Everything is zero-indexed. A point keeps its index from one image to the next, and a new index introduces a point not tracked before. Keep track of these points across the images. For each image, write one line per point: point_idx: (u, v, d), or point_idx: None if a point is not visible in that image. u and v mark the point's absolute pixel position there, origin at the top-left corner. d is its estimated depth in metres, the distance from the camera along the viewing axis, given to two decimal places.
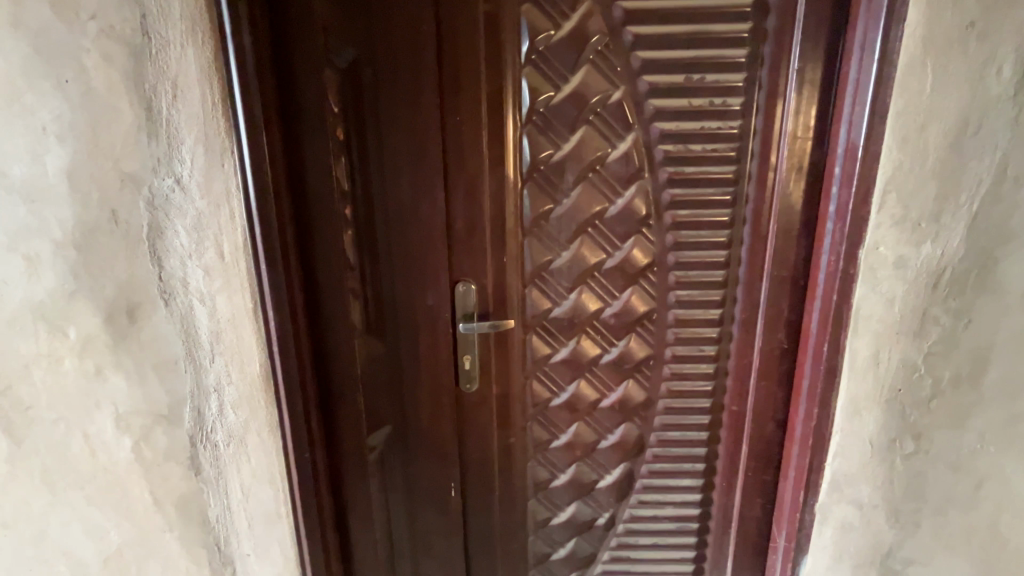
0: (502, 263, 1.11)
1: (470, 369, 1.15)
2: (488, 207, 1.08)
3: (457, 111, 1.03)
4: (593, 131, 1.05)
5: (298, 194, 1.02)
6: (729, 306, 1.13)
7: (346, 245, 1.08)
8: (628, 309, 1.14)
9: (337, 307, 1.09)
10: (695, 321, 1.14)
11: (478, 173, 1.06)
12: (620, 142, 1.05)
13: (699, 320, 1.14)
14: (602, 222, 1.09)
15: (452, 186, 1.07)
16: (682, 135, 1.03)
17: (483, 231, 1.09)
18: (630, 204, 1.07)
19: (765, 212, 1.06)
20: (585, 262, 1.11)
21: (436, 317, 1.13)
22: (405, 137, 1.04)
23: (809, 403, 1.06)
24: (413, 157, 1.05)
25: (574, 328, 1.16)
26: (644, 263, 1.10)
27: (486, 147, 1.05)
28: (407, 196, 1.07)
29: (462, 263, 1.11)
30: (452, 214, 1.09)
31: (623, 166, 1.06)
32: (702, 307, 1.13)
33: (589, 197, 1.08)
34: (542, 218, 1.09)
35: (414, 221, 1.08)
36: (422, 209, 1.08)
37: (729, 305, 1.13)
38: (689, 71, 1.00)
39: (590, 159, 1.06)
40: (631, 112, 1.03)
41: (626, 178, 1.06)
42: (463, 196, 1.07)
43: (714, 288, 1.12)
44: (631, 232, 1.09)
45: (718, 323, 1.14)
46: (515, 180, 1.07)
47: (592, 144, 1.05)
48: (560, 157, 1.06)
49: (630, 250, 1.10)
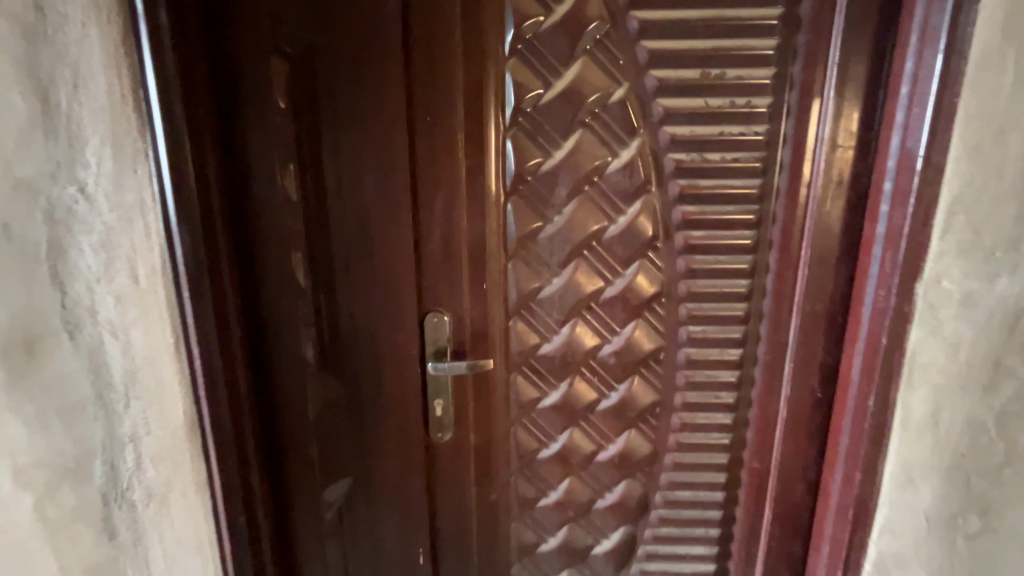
0: (483, 291, 0.94)
1: (442, 416, 0.98)
2: (464, 225, 0.91)
3: (430, 113, 0.87)
4: (591, 137, 0.88)
5: (238, 207, 0.86)
6: (751, 345, 0.94)
7: (295, 267, 0.91)
8: (632, 347, 0.95)
9: (284, 340, 0.93)
10: (711, 364, 0.95)
11: (453, 185, 0.89)
12: (623, 149, 0.88)
13: (715, 362, 0.95)
14: (600, 245, 0.92)
15: (421, 201, 0.90)
16: (698, 141, 0.86)
17: (460, 254, 0.92)
18: (634, 223, 0.90)
19: (797, 234, 0.88)
20: (581, 291, 0.93)
21: (402, 354, 0.96)
22: (366, 142, 0.87)
23: (850, 467, 0.88)
24: (376, 166, 0.88)
25: (567, 368, 0.97)
26: (650, 293, 0.92)
27: (462, 155, 0.88)
28: (367, 211, 0.90)
29: (434, 290, 0.94)
30: (421, 234, 0.92)
31: (626, 179, 0.88)
32: (720, 347, 0.94)
33: (585, 214, 0.90)
34: (530, 238, 0.92)
35: (377, 242, 0.91)
36: (386, 228, 0.91)
37: (751, 344, 0.94)
38: (707, 66, 0.83)
39: (587, 169, 0.89)
40: (637, 115, 0.86)
41: (630, 193, 0.89)
42: (438, 213, 0.91)
43: (734, 324, 0.93)
44: (635, 256, 0.91)
45: (738, 366, 0.95)
46: (497, 193, 0.90)
47: (590, 152, 0.88)
48: (551, 167, 0.89)
49: (633, 277, 0.92)
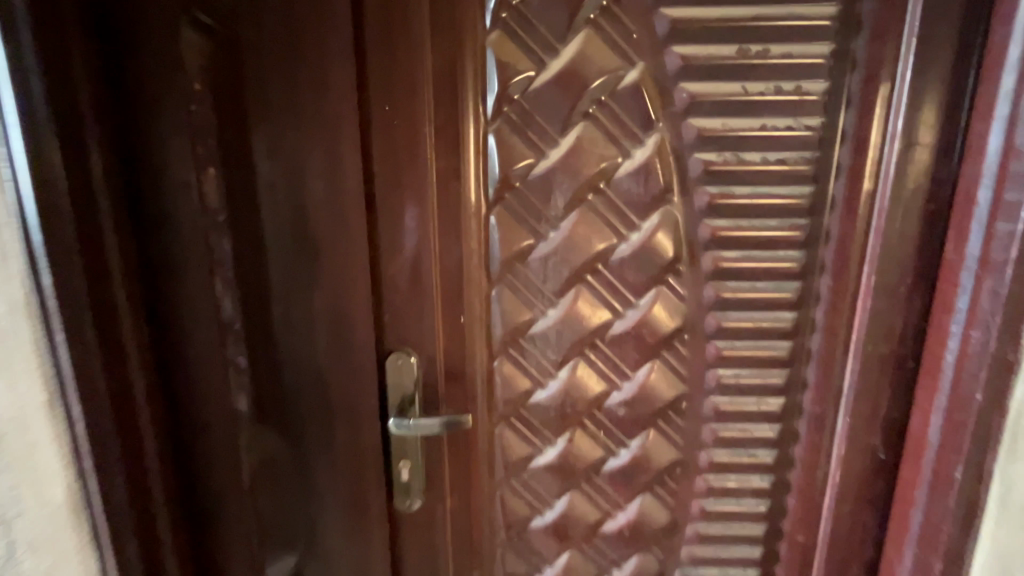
0: (460, 324, 0.75)
1: (409, 481, 0.79)
2: (435, 244, 0.72)
3: (389, 102, 0.68)
4: (595, 133, 0.68)
5: (143, 217, 0.67)
6: (795, 393, 0.75)
7: (221, 294, 0.71)
8: (647, 395, 0.76)
9: (209, 389, 0.72)
10: (745, 415, 0.76)
11: (419, 193, 0.70)
12: (636, 149, 0.68)
13: (750, 414, 0.76)
14: (606, 269, 0.72)
15: (380, 213, 0.71)
16: (733, 139, 0.67)
17: (430, 279, 0.73)
18: (650, 242, 0.71)
19: (857, 256, 0.69)
20: (582, 326, 0.74)
21: (359, 403, 0.77)
22: (308, 139, 0.70)
23: (925, 553, 0.69)
24: (320, 169, 0.70)
25: (565, 420, 0.78)
26: (670, 329, 0.73)
27: (431, 156, 0.69)
28: (310, 226, 0.72)
29: (397, 324, 0.75)
30: (378, 254, 0.73)
31: (639, 186, 0.69)
32: (756, 395, 0.75)
33: (588, 231, 0.71)
34: (518, 260, 0.73)
35: (324, 264, 0.73)
36: (330, 246, 0.72)
37: (795, 393, 0.75)
38: (745, 41, 0.64)
39: (590, 174, 0.69)
40: (654, 104, 0.66)
41: (645, 202, 0.69)
42: (402, 228, 0.72)
43: (774, 367, 0.74)
44: (651, 283, 0.72)
45: (779, 419, 0.76)
46: (477, 203, 0.71)
47: (593, 152, 0.68)
48: (544, 170, 0.69)
49: (648, 308, 0.73)
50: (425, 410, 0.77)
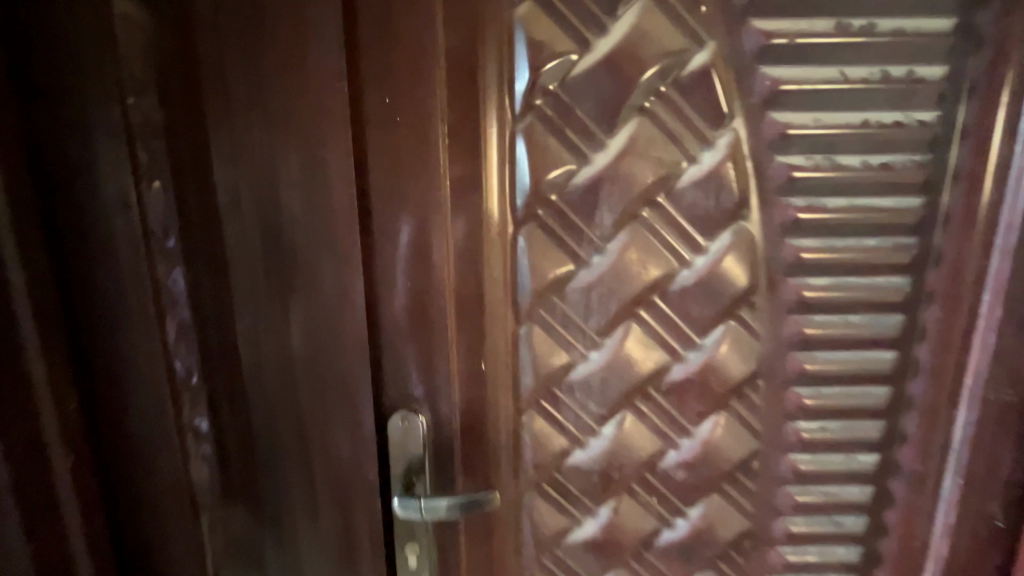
0: (480, 373, 0.60)
1: (416, 568, 0.63)
2: (448, 275, 0.57)
3: (390, 94, 0.52)
4: (652, 132, 0.54)
5: (64, 243, 0.51)
6: (892, 449, 0.61)
7: (171, 340, 0.56)
8: (710, 454, 0.62)
9: (158, 462, 0.57)
10: (829, 477, 0.62)
11: (428, 211, 0.55)
12: (703, 152, 0.54)
13: (836, 475, 0.62)
14: (663, 302, 0.58)
15: (377, 237, 0.56)
16: (827, 138, 0.53)
17: (442, 318, 0.58)
18: (718, 269, 0.57)
19: (974, 283, 0.56)
20: (632, 371, 0.60)
21: (353, 481, 0.61)
22: (283, 142, 0.53)
23: None
24: (300, 181, 0.54)
25: (610, 486, 0.63)
26: (741, 374, 0.59)
27: (444, 163, 0.54)
28: (288, 254, 0.56)
29: (400, 375, 0.59)
30: (376, 290, 0.57)
31: (707, 199, 0.55)
32: (844, 452, 0.62)
33: (641, 255, 0.57)
34: (553, 292, 0.58)
35: (306, 304, 0.57)
36: (315, 282, 0.56)
37: (892, 448, 0.61)
38: (845, 14, 0.50)
39: (644, 184, 0.55)
40: (727, 95, 0.52)
41: (713, 219, 0.55)
42: (403, 256, 0.56)
43: (867, 418, 0.60)
44: (719, 319, 0.58)
45: (871, 479, 0.62)
46: (501, 222, 0.56)
47: (649, 156, 0.54)
48: (587, 180, 0.55)
49: (715, 349, 0.59)
50: (436, 481, 0.61)
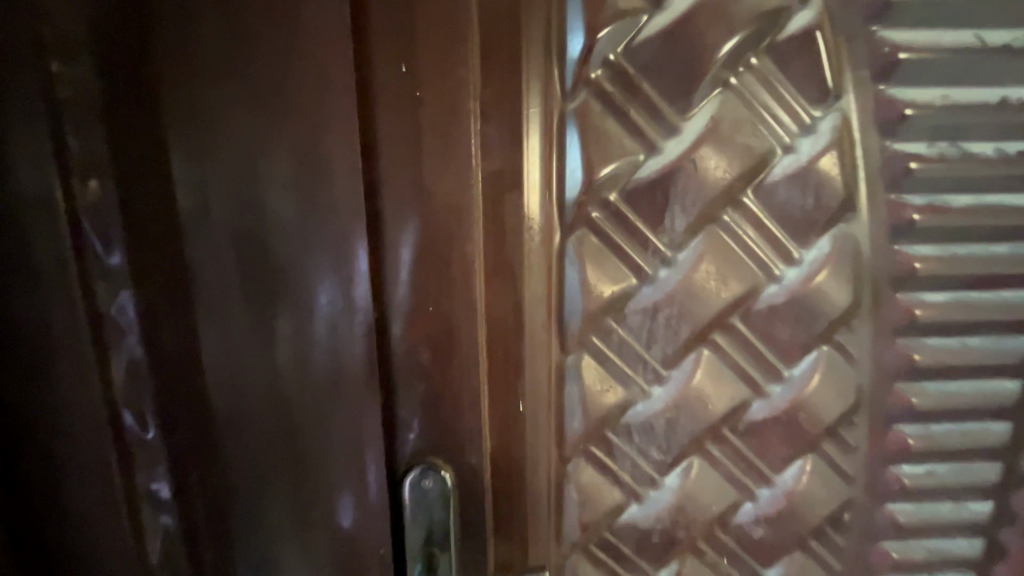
0: (518, 414, 0.48)
1: None
2: (481, 294, 0.45)
3: (408, 59, 0.40)
4: (737, 112, 0.43)
5: None
6: (1005, 493, 0.52)
7: (116, 392, 0.41)
8: (795, 507, 0.51)
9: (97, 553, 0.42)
10: (933, 530, 0.52)
11: (456, 215, 0.43)
12: (801, 140, 0.43)
13: (940, 527, 0.52)
14: (745, 326, 0.47)
15: (392, 246, 0.43)
16: (952, 117, 0.43)
17: (474, 349, 0.45)
18: (814, 285, 0.46)
19: None
20: (705, 411, 0.48)
21: (361, 566, 0.47)
22: (268, 121, 0.39)
23: None
24: (291, 173, 0.40)
25: (673, 547, 0.52)
26: (836, 411, 0.48)
27: (476, 153, 0.43)
28: (279, 273, 0.41)
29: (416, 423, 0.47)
30: (388, 314, 0.44)
31: (804, 197, 0.44)
32: (951, 498, 0.51)
33: (719, 267, 0.45)
34: (610, 314, 0.46)
35: (306, 338, 0.43)
36: (315, 307, 0.42)
37: (1005, 492, 0.52)
38: None
39: (726, 179, 0.44)
40: (831, 68, 0.42)
41: (807, 223, 0.45)
42: (426, 270, 0.44)
43: (978, 457, 0.51)
44: (812, 345, 0.47)
45: (981, 529, 0.52)
46: (546, 226, 0.45)
47: (733, 143, 0.43)
48: (654, 174, 0.44)
49: (805, 382, 0.48)
50: (462, 550, 0.49)
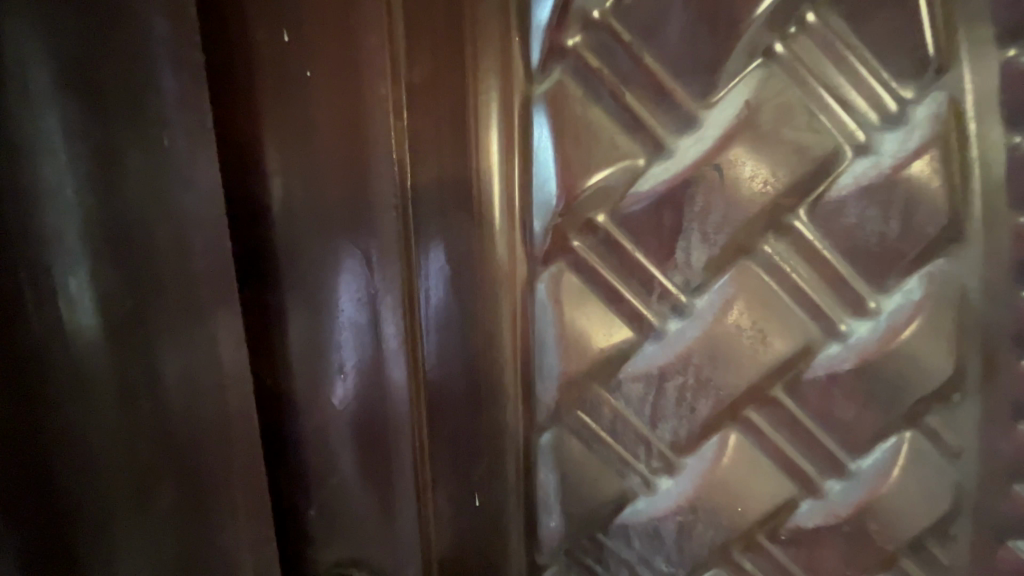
0: (472, 509, 0.36)
1: None
2: (421, 353, 0.33)
3: (293, 29, 0.28)
4: (787, 94, 0.29)
5: None
6: None
7: None
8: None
9: None
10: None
11: (373, 245, 0.30)
12: (881, 135, 0.29)
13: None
14: (790, 400, 0.33)
15: (284, 295, 0.31)
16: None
17: (404, 428, 0.33)
18: (894, 346, 0.32)
19: None
20: (732, 512, 0.35)
21: None
22: (49, 160, 0.23)
23: None
24: (105, 244, 0.25)
25: None
26: (921, 521, 0.34)
27: (400, 155, 0.29)
28: (74, 425, 0.24)
29: (326, 524, 0.35)
30: (285, 383, 0.32)
31: (882, 219, 0.30)
32: None
33: (754, 319, 0.32)
34: (598, 379, 0.34)
35: (137, 510, 0.26)
36: (154, 449, 0.26)
37: None
38: None
39: (767, 194, 0.30)
40: (932, 28, 0.29)
41: (886, 258, 0.31)
42: (335, 326, 0.32)
43: None
44: (888, 427, 0.33)
45: None
46: (510, 257, 0.32)
47: (778, 142, 0.30)
48: (661, 186, 0.30)
49: (876, 480, 0.34)
50: None
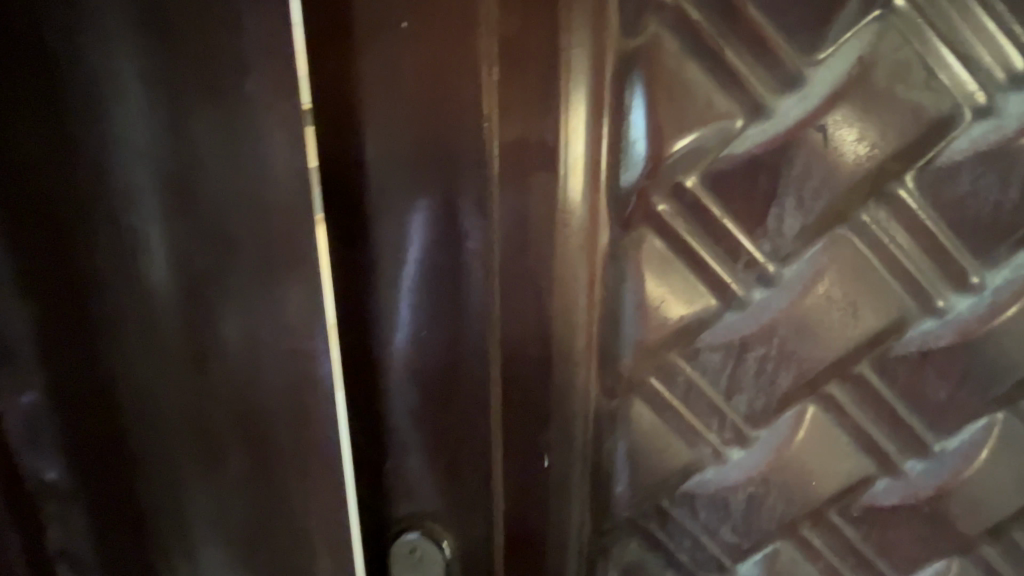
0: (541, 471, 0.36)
1: None
2: (498, 312, 0.33)
3: None
4: (901, 52, 0.27)
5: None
6: None
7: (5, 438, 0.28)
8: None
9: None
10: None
11: (459, 203, 0.31)
12: (1007, 95, 0.27)
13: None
14: (878, 378, 0.32)
15: (374, 255, 0.32)
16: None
17: (479, 388, 0.34)
18: (996, 323, 0.30)
19: None
20: (804, 488, 0.34)
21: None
22: (136, 147, 0.27)
23: None
24: (183, 219, 0.28)
25: None
26: (1010, 511, 0.33)
27: (488, 111, 0.29)
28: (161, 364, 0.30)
29: (407, 472, 0.36)
30: (372, 341, 0.34)
31: (998, 187, 0.28)
32: None
33: (845, 291, 0.31)
34: (675, 348, 0.33)
35: (205, 438, 0.31)
36: (221, 400, 0.31)
37: None
38: None
39: (872, 157, 0.29)
40: None
41: (999, 229, 0.29)
42: (418, 284, 0.32)
43: None
44: (982, 411, 0.32)
45: None
46: (592, 218, 0.31)
47: (890, 100, 0.28)
48: (756, 147, 0.29)
49: (963, 467, 0.33)
50: None
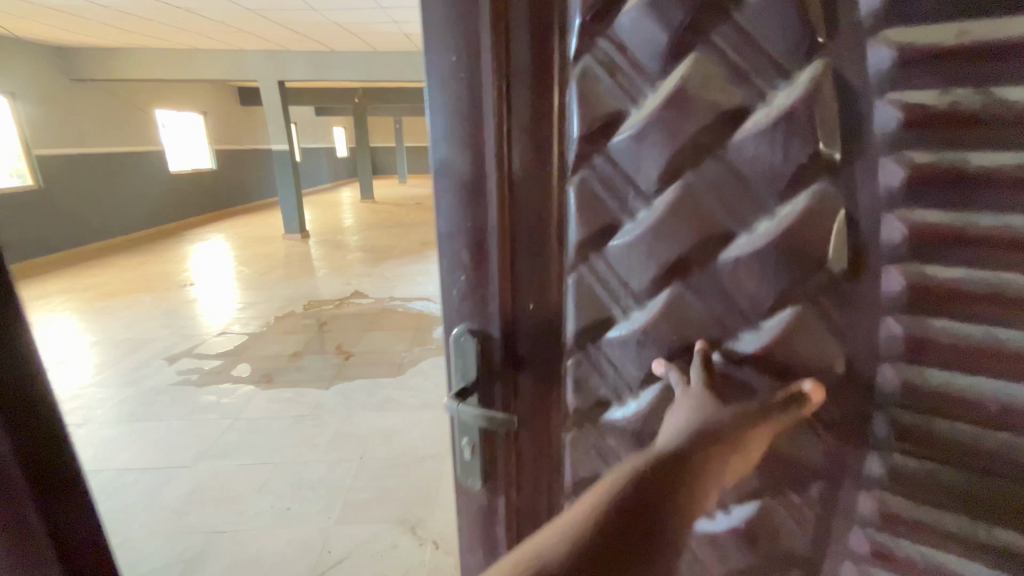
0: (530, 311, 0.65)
1: (472, 458, 0.70)
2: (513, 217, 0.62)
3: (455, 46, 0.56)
4: (711, 70, 0.53)
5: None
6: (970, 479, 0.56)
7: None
8: None
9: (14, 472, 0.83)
10: (913, 499, 0.59)
11: (490, 156, 0.59)
12: (777, 93, 0.52)
13: (924, 497, 0.59)
14: (713, 264, 0.58)
15: (456, 186, 0.61)
16: (967, 57, 0.46)
17: (498, 257, 0.62)
18: (778, 232, 0.55)
19: None
20: (675, 331, 0.61)
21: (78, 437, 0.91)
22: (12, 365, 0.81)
23: None
24: None
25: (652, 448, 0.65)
26: (805, 350, 0.59)
27: (501, 109, 0.58)
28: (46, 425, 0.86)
29: (470, 309, 0.66)
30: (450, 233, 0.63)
31: (773, 150, 0.53)
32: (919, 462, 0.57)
33: (689, 212, 0.56)
34: (596, 247, 0.61)
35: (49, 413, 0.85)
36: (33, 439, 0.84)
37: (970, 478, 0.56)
38: None
39: (697, 134, 0.54)
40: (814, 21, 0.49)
41: (774, 175, 0.54)
42: (473, 200, 0.61)
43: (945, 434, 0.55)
44: (772, 284, 0.57)
45: (948, 501, 0.57)
46: (556, 166, 0.60)
47: (703, 98, 0.53)
48: (634, 126, 0.56)
49: (778, 324, 0.59)
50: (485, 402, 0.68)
